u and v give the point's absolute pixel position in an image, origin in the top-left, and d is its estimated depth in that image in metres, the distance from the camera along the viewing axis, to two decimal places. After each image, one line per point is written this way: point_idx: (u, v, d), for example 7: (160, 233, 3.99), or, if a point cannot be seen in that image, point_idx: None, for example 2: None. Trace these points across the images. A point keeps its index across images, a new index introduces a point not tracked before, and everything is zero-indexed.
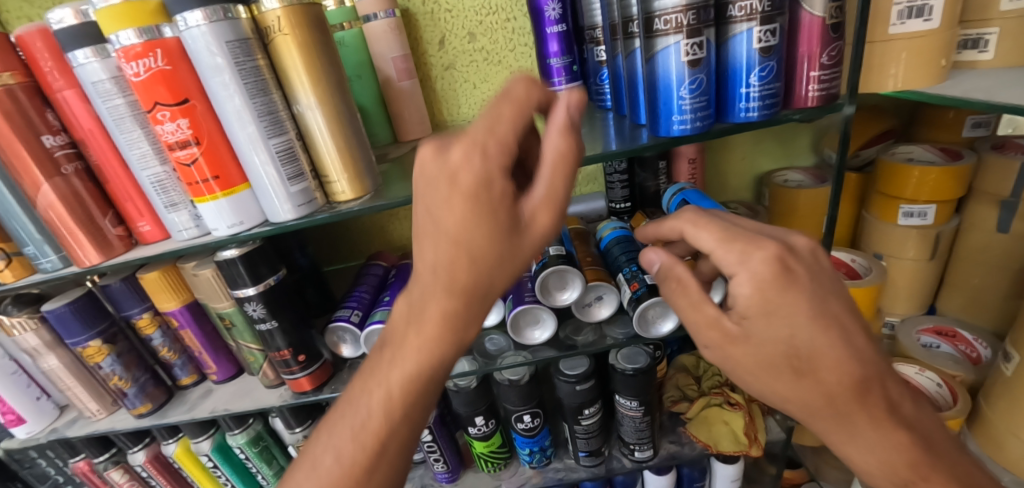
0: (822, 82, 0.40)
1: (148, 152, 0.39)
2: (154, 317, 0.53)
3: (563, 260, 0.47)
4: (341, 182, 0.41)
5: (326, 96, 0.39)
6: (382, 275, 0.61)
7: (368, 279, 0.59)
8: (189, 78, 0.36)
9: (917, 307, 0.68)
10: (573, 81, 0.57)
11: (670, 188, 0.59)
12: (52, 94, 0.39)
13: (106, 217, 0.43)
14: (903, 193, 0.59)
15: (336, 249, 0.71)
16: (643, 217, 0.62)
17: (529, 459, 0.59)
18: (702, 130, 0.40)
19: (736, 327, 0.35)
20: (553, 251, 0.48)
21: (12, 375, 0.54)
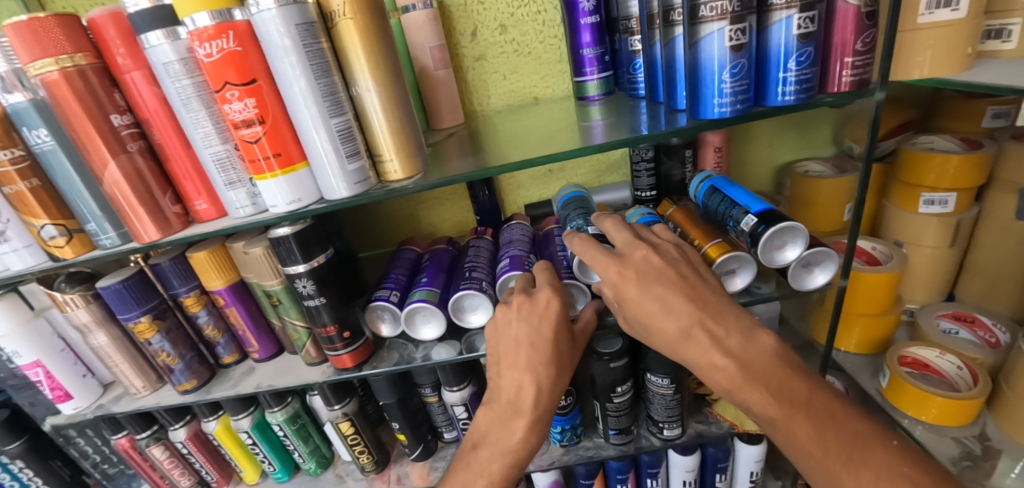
0: (856, 68, 0.42)
1: (212, 131, 0.41)
2: (201, 296, 0.54)
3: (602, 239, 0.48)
4: (394, 161, 0.43)
5: (382, 78, 0.40)
6: (415, 258, 0.63)
7: (403, 261, 0.61)
8: (256, 60, 0.38)
9: (935, 294, 0.71)
10: (604, 71, 0.59)
11: (696, 176, 0.60)
12: (119, 75, 0.41)
13: (166, 195, 0.45)
14: (924, 182, 0.63)
15: (368, 234, 0.73)
16: (670, 203, 0.63)
17: (560, 437, 0.60)
18: (740, 114, 0.42)
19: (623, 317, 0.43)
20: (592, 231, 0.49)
21: (61, 352, 0.57)
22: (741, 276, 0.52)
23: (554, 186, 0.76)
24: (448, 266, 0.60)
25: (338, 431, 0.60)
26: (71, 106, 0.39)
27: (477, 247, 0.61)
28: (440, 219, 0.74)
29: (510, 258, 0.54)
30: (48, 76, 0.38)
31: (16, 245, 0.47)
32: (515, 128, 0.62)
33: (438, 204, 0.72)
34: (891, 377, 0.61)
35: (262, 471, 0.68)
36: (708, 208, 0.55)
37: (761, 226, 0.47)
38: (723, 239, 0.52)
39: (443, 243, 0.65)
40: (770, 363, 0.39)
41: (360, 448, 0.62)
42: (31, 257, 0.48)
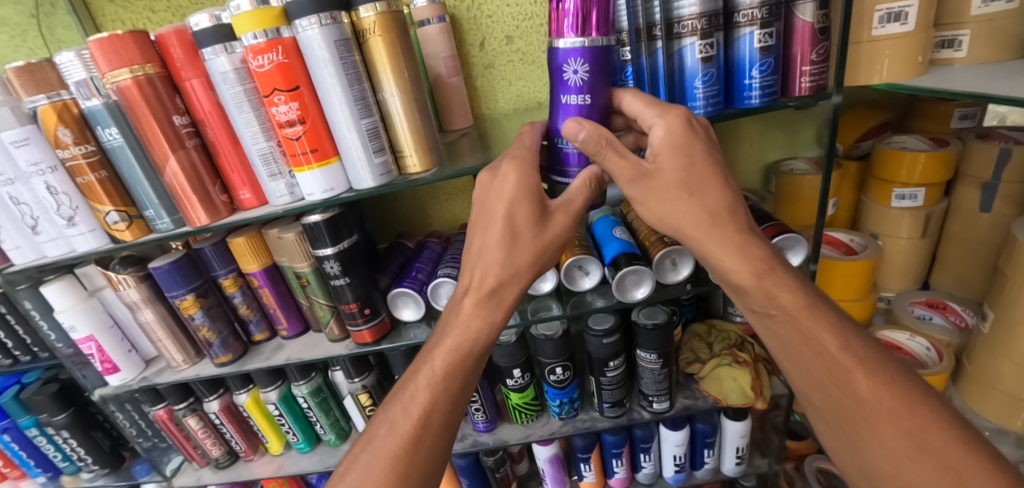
0: (813, 76, 0.48)
1: (259, 131, 0.48)
2: (238, 278, 0.61)
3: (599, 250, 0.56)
4: (413, 156, 0.50)
5: (404, 85, 0.47)
6: (409, 250, 0.70)
7: (396, 255, 0.68)
8: (300, 70, 0.44)
9: (910, 283, 0.77)
10: None
11: None
12: (181, 83, 0.48)
13: (215, 186, 0.52)
14: (896, 178, 0.69)
15: (370, 224, 0.80)
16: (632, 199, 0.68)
17: (559, 410, 0.67)
18: (713, 115, 0.48)
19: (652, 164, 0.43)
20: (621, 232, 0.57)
21: (110, 328, 0.64)
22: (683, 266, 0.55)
23: None
24: (438, 259, 0.67)
25: (357, 402, 0.67)
26: (141, 109, 0.46)
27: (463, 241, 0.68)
28: (451, 213, 0.80)
29: None
30: (123, 83, 0.45)
31: (82, 229, 0.54)
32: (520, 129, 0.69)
33: (449, 198, 0.79)
34: None
35: (286, 442, 0.74)
36: None
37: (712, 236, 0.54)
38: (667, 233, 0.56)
39: (433, 239, 0.71)
40: None
41: None
42: (94, 240, 0.55)
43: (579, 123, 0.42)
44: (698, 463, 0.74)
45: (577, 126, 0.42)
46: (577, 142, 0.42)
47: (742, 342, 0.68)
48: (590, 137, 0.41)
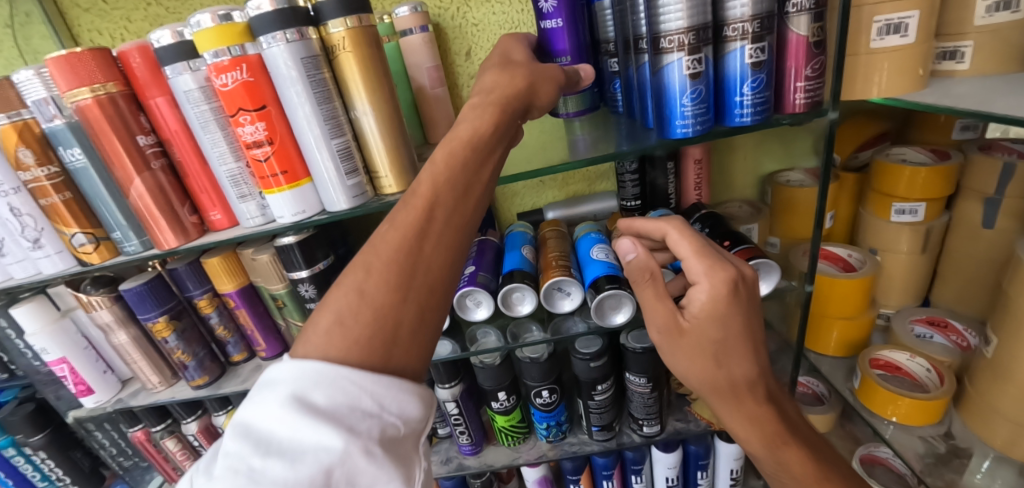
0: (807, 92, 0.46)
1: (227, 151, 0.46)
2: (214, 298, 0.59)
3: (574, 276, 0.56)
4: (389, 177, 0.47)
5: (378, 102, 0.45)
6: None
7: None
8: (267, 88, 0.42)
9: (910, 299, 0.75)
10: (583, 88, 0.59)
11: (654, 212, 0.69)
12: (145, 100, 0.46)
13: (184, 207, 0.50)
14: (896, 192, 0.68)
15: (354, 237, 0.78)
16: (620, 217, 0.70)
17: (547, 433, 0.65)
18: (702, 133, 0.46)
19: (687, 323, 0.43)
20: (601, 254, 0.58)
21: (84, 349, 0.62)
22: None
23: (546, 194, 0.83)
24: None
25: None
26: (102, 129, 0.44)
27: None
28: None
29: (471, 276, 0.58)
30: (82, 102, 0.43)
31: (49, 251, 0.52)
32: None
33: None
34: (863, 379, 0.66)
35: None
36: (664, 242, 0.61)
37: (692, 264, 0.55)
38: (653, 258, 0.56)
39: None
40: (733, 362, 0.42)
41: None
42: (62, 261, 0.53)
43: (634, 243, 0.45)
44: (691, 485, 0.72)
45: (629, 247, 0.45)
46: (626, 260, 0.45)
47: None
48: (635, 263, 0.45)
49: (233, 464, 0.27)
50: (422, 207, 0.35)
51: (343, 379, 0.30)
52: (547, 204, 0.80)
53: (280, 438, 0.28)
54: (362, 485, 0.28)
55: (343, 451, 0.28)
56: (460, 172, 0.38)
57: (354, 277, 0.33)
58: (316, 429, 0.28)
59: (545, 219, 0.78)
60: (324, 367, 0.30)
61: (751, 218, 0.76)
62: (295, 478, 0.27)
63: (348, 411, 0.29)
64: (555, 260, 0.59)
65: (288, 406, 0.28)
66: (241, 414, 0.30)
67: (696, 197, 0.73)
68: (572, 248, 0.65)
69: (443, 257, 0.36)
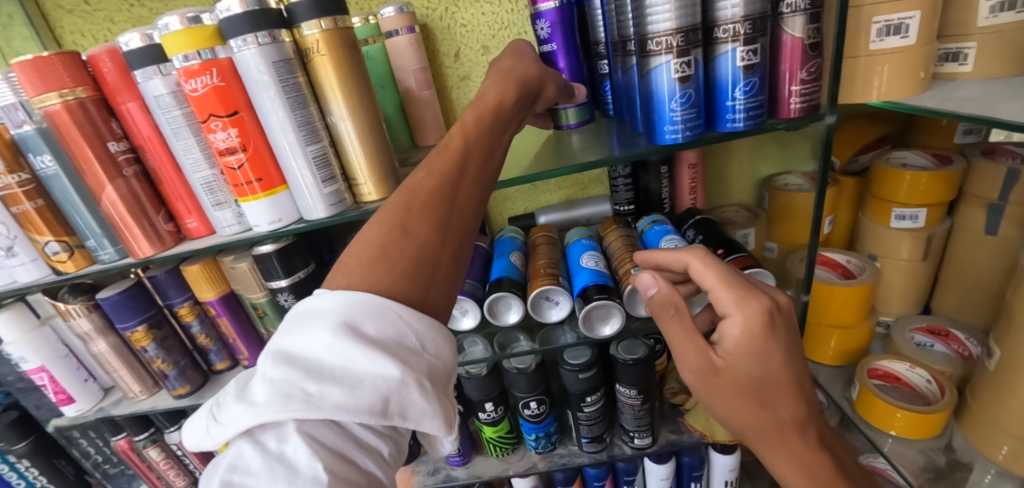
0: (803, 96, 0.44)
1: (200, 158, 0.44)
2: (194, 306, 0.58)
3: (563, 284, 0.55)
4: (368, 184, 0.46)
5: (356, 108, 0.43)
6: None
7: None
8: (239, 93, 0.41)
9: (910, 307, 0.73)
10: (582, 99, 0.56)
11: (645, 218, 0.68)
12: (116, 105, 0.44)
13: (159, 215, 0.48)
14: (896, 197, 0.67)
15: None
16: (612, 222, 0.68)
17: (536, 444, 0.63)
18: (693, 139, 0.44)
19: (722, 361, 0.41)
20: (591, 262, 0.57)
21: (64, 357, 0.61)
22: None
23: (539, 198, 0.81)
24: None
25: None
26: (72, 135, 0.43)
27: None
28: None
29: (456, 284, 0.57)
30: (51, 108, 0.42)
31: (23, 259, 0.51)
32: None
33: None
34: (861, 391, 0.64)
35: None
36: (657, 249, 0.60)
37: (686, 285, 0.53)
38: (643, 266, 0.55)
39: None
40: (723, 380, 0.41)
41: None
42: (37, 270, 0.51)
43: (656, 277, 0.45)
44: None
45: (652, 280, 0.45)
46: (649, 295, 0.45)
47: None
48: (660, 298, 0.44)
49: (284, 388, 0.28)
50: (454, 161, 0.38)
51: (388, 310, 0.31)
52: (540, 208, 0.78)
53: (330, 365, 0.29)
54: (413, 416, 0.31)
55: (400, 380, 0.30)
56: (445, 184, 0.37)
57: (387, 230, 0.35)
58: (371, 358, 0.29)
59: (537, 223, 0.76)
60: (372, 299, 0.31)
61: (747, 223, 0.74)
62: (355, 403, 0.28)
63: (397, 343, 0.31)
64: (544, 267, 0.57)
65: (339, 333, 0.29)
66: (276, 345, 0.31)
67: (691, 202, 0.71)
68: (562, 255, 0.64)
69: (457, 243, 0.37)
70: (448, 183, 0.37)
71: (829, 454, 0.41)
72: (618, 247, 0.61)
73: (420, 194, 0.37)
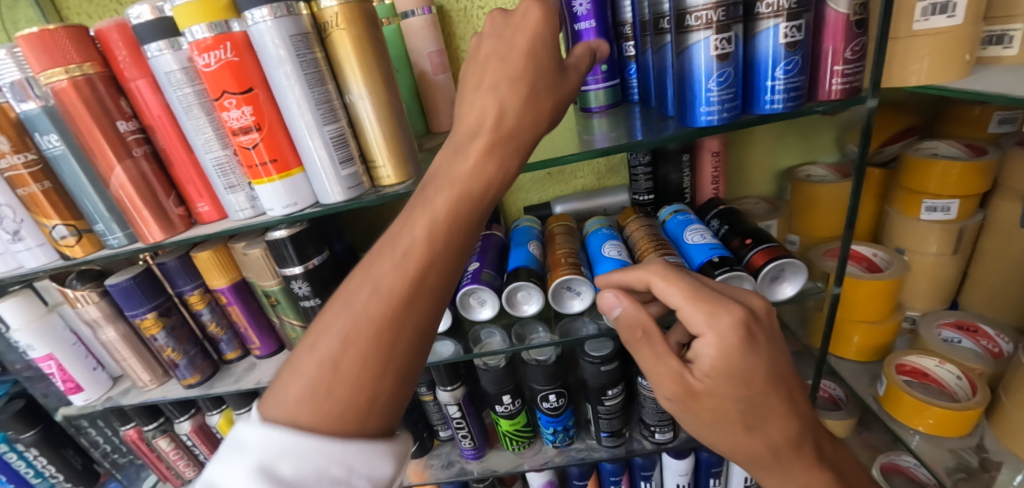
0: (846, 76, 0.43)
1: (212, 138, 0.42)
2: (205, 294, 0.56)
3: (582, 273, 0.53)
4: (387, 167, 0.44)
5: (375, 86, 0.41)
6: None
7: None
8: (253, 69, 0.39)
9: (937, 302, 0.71)
10: (610, 80, 0.56)
11: (667, 209, 0.65)
12: (125, 83, 0.42)
13: (170, 198, 0.47)
14: (926, 188, 0.64)
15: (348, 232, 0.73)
16: (632, 212, 0.66)
17: (553, 438, 0.62)
18: (729, 121, 0.42)
19: (699, 384, 0.36)
20: (613, 253, 0.56)
21: (73, 345, 0.59)
22: None
23: (554, 188, 0.79)
24: None
25: None
26: (79, 114, 0.41)
27: None
28: None
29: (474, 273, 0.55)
30: (58, 84, 0.40)
31: (30, 243, 0.49)
32: None
33: None
34: (887, 387, 0.62)
35: None
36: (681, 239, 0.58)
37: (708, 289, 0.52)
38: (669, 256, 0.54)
39: None
40: None
41: None
42: (44, 255, 0.50)
43: (619, 296, 0.39)
44: None
45: (614, 301, 0.39)
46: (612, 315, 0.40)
47: None
48: (623, 323, 0.40)
49: None
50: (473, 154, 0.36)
51: (309, 446, 0.29)
52: (555, 197, 0.76)
53: None
54: None
55: None
56: (471, 171, 0.36)
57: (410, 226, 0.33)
58: None
59: (553, 213, 0.74)
60: (291, 435, 0.29)
61: (769, 215, 0.72)
62: None
63: (318, 477, 0.28)
64: (565, 256, 0.56)
65: (255, 480, 0.28)
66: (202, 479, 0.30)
67: (713, 191, 0.69)
68: (582, 246, 0.62)
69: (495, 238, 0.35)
70: (485, 173, 0.36)
71: (822, 464, 0.37)
72: (640, 237, 0.60)
73: (454, 177, 0.35)
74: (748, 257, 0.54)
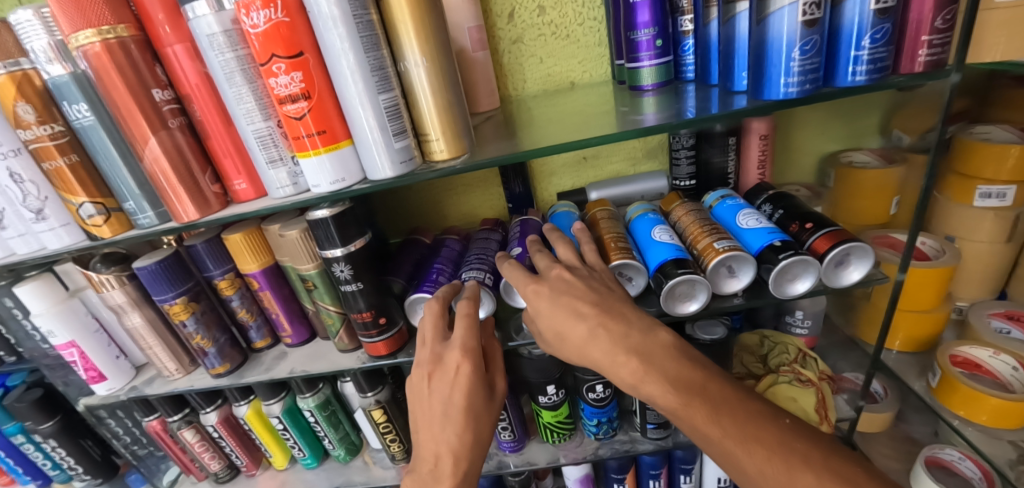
0: (932, 48, 0.40)
1: (255, 107, 0.40)
2: (235, 279, 0.54)
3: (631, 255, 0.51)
4: (440, 141, 0.41)
5: (431, 53, 0.39)
6: (425, 247, 0.64)
7: (412, 253, 0.61)
8: (304, 32, 0.36)
9: (986, 292, 0.69)
10: (662, 57, 0.53)
11: (713, 193, 0.62)
12: (161, 49, 0.39)
13: (205, 174, 0.44)
14: (982, 173, 0.61)
15: (381, 220, 0.74)
16: (677, 197, 0.64)
17: (596, 430, 0.60)
18: (809, 94, 0.40)
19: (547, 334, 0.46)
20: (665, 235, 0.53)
21: (95, 333, 0.56)
22: (741, 276, 0.51)
23: (587, 174, 0.76)
24: (456, 260, 0.59)
25: (370, 418, 0.59)
26: (112, 80, 0.38)
27: (487, 239, 0.61)
28: (471, 207, 0.74)
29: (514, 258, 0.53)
30: (90, 47, 0.37)
31: (53, 223, 0.46)
32: (551, 113, 0.62)
33: (467, 191, 0.72)
34: (942, 376, 0.61)
35: (292, 456, 0.67)
36: (733, 222, 0.56)
37: (724, 271, 0.51)
38: (727, 238, 0.51)
39: (452, 234, 0.65)
40: None
41: (392, 436, 0.61)
42: (68, 235, 0.47)
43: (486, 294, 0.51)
44: None
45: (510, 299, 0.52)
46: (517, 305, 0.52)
47: (803, 356, 0.61)
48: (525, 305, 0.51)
49: None
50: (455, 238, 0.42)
51: None
52: (589, 183, 0.73)
53: None
54: None
55: None
56: None
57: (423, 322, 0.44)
58: None
59: (588, 199, 0.72)
60: None
61: (813, 202, 0.70)
62: None
63: None
64: (614, 240, 0.54)
65: None
66: None
67: (759, 176, 0.66)
68: (626, 231, 0.60)
69: None
70: None
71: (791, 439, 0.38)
72: (688, 222, 0.57)
73: None
74: (809, 242, 0.51)
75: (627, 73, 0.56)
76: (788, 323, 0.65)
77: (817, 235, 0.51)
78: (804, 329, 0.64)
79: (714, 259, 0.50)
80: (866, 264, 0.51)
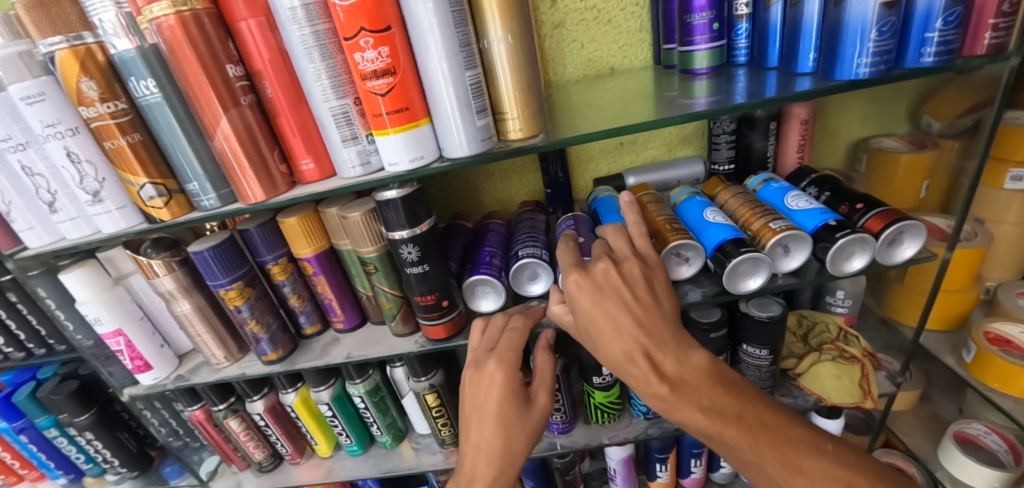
0: (998, 31, 0.41)
1: (332, 84, 0.39)
2: (289, 264, 0.53)
3: (687, 236, 0.51)
4: (516, 119, 0.41)
5: (513, 29, 0.38)
6: (470, 232, 0.63)
7: (459, 237, 0.61)
8: (390, 5, 0.35)
9: (1013, 273, 0.71)
10: (716, 41, 0.53)
11: (755, 177, 0.63)
12: (234, 23, 0.38)
13: (273, 153, 0.43)
14: (1014, 156, 0.62)
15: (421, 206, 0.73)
16: (720, 181, 0.65)
17: (646, 409, 0.61)
18: (883, 75, 0.42)
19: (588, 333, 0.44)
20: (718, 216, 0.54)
21: (140, 320, 0.55)
22: (796, 255, 0.53)
23: (624, 159, 0.76)
24: (506, 241, 0.59)
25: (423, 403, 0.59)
26: (186, 55, 0.37)
27: (534, 218, 0.60)
28: (508, 192, 0.74)
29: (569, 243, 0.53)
30: (165, 21, 0.36)
31: (109, 206, 0.45)
32: (597, 97, 0.62)
33: (506, 177, 0.72)
34: (976, 353, 0.62)
35: (336, 443, 0.67)
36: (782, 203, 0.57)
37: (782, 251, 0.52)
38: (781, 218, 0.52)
39: (496, 218, 0.64)
40: None
41: (443, 420, 0.61)
42: (123, 219, 0.46)
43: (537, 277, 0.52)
44: None
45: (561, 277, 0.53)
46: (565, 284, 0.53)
47: (844, 335, 0.63)
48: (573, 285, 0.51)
49: None
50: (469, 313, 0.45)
51: None
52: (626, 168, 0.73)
53: None
54: None
55: None
56: None
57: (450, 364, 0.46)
58: None
59: (626, 185, 0.72)
60: None
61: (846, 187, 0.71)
62: None
63: None
64: (668, 221, 0.53)
65: None
66: None
67: (798, 160, 0.67)
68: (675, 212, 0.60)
69: None
70: None
71: None
72: (737, 205, 0.57)
73: None
74: (861, 222, 0.53)
75: (679, 57, 0.56)
76: (828, 302, 0.65)
77: (868, 214, 0.52)
78: (843, 308, 0.63)
79: (771, 238, 0.51)
80: (916, 244, 0.52)
